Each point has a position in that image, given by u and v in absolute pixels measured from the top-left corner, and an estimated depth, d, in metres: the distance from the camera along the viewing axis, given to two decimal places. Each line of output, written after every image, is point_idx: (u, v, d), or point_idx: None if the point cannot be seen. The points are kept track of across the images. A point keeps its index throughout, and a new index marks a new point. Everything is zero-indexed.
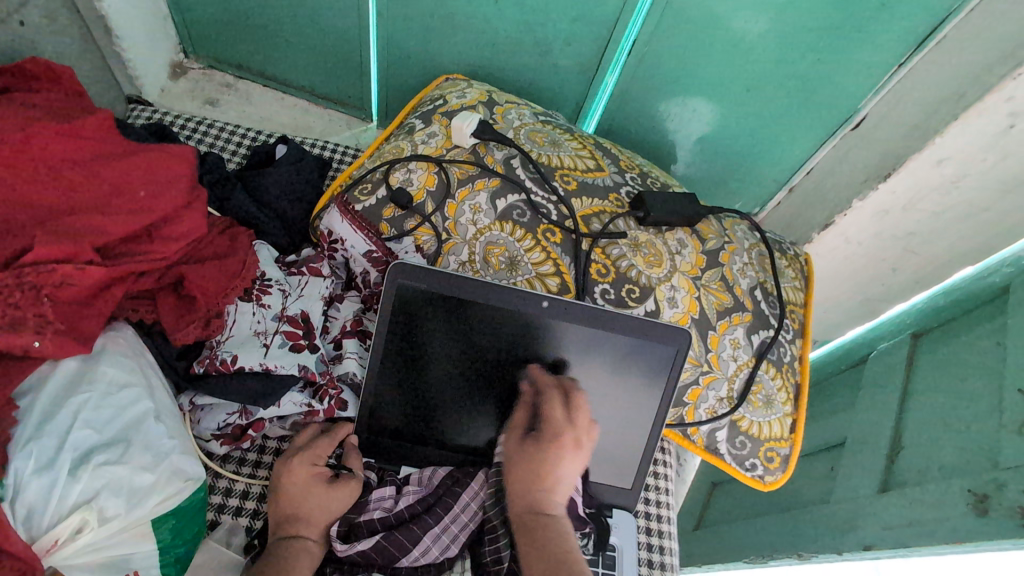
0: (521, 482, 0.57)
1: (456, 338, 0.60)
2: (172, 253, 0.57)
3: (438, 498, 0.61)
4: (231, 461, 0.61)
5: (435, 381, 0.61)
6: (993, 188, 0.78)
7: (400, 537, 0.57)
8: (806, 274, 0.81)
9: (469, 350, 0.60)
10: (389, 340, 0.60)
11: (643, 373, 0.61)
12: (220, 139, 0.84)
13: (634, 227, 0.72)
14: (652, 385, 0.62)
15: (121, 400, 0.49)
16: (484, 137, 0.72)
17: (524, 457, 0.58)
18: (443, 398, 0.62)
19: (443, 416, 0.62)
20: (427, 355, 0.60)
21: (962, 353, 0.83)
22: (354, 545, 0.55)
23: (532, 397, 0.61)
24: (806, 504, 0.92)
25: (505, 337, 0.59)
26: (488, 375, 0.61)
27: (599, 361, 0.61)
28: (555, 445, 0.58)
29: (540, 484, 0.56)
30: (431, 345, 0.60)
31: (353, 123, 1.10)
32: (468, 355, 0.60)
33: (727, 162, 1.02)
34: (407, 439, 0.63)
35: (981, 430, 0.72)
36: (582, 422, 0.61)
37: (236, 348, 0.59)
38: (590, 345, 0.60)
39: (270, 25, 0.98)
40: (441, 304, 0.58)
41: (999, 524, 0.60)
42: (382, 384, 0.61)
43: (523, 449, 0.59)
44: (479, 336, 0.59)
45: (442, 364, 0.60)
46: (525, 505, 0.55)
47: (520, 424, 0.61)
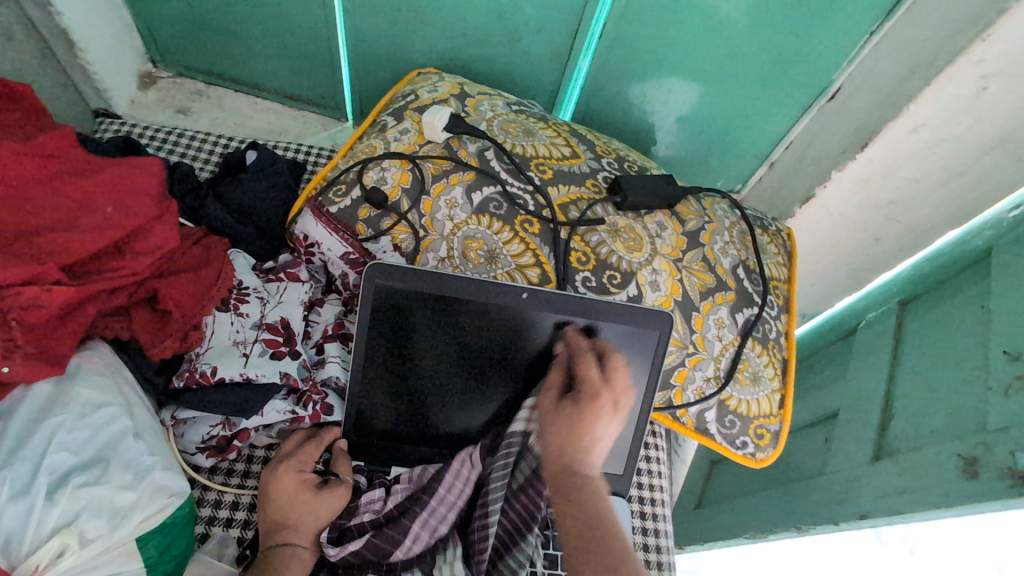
0: (557, 438, 0.55)
1: (444, 334, 0.59)
2: (144, 267, 0.56)
3: (426, 484, 0.60)
4: (219, 472, 0.61)
5: (424, 377, 0.61)
6: (971, 151, 0.79)
7: (390, 533, 0.57)
8: (789, 249, 0.81)
9: (458, 346, 0.60)
10: (375, 339, 0.59)
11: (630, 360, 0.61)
12: (192, 148, 0.82)
13: (612, 212, 0.71)
14: (638, 372, 0.61)
15: (97, 420, 0.48)
16: (456, 131, 0.71)
17: (561, 416, 0.56)
18: (433, 393, 0.62)
19: (433, 411, 0.62)
20: (415, 351, 0.60)
21: (950, 319, 0.83)
22: (344, 547, 0.56)
23: (565, 358, 0.60)
24: (803, 477, 0.93)
25: (494, 331, 0.59)
26: (478, 368, 0.61)
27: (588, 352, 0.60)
28: (594, 407, 0.55)
29: (578, 445, 0.54)
30: (419, 341, 0.60)
31: (328, 124, 1.09)
32: (457, 349, 0.60)
33: (707, 141, 1.01)
34: (396, 437, 0.63)
35: (969, 393, 0.73)
36: (618, 384, 0.58)
37: (215, 360, 0.58)
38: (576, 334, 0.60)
39: (236, 29, 0.96)
40: (427, 301, 0.58)
41: (989, 486, 0.61)
42: (369, 384, 0.60)
43: (559, 409, 0.56)
44: (467, 331, 0.59)
45: (429, 362, 0.60)
46: (559, 464, 0.54)
47: (554, 385, 0.59)
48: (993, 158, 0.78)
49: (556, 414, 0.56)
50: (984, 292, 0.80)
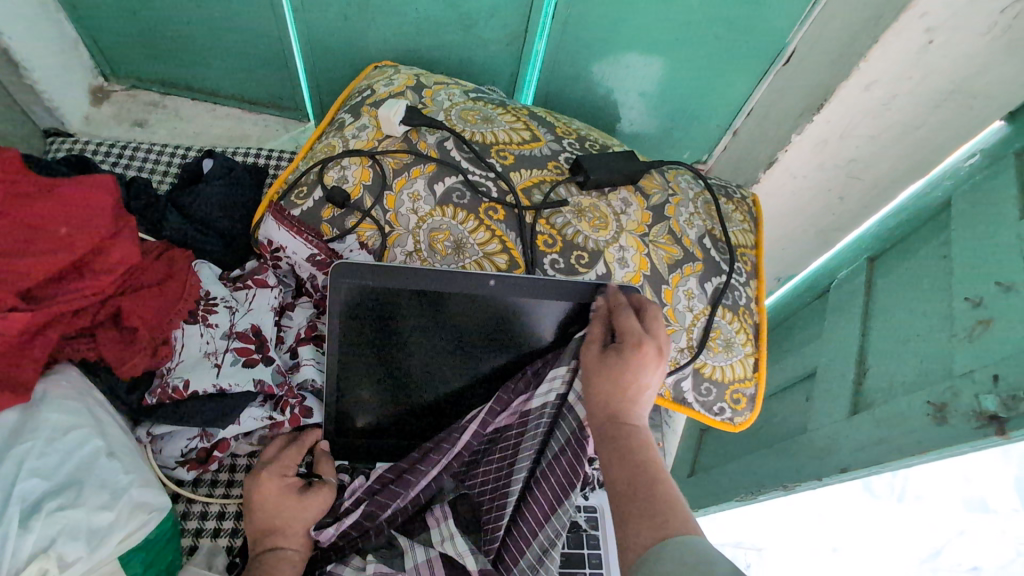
0: (602, 388, 0.54)
1: (423, 322, 0.59)
2: (107, 286, 0.56)
3: (425, 453, 0.62)
4: (203, 485, 0.61)
5: (409, 364, 0.62)
6: (923, 104, 0.81)
7: (381, 498, 0.60)
8: (754, 215, 0.82)
9: (439, 331, 0.60)
10: (362, 332, 0.59)
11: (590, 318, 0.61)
12: (149, 162, 0.81)
13: (575, 192, 0.72)
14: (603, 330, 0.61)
15: (66, 444, 0.47)
16: (413, 123, 0.70)
17: (604, 366, 0.55)
18: (418, 379, 0.63)
19: (418, 396, 0.63)
20: (402, 341, 0.60)
21: (916, 271, 0.86)
22: (343, 521, 0.58)
23: (606, 313, 0.59)
24: (786, 436, 0.95)
25: (477, 313, 0.59)
26: (464, 347, 0.62)
27: (555, 318, 0.61)
28: (637, 357, 0.53)
29: (622, 395, 0.54)
30: (405, 330, 0.60)
31: (290, 125, 1.07)
32: (442, 335, 0.60)
33: (671, 113, 1.02)
34: (379, 432, 0.64)
35: (936, 341, 0.75)
36: (661, 332, 0.56)
37: (187, 373, 0.58)
38: (549, 310, 0.60)
39: (184, 36, 0.93)
40: (412, 294, 0.58)
41: (958, 429, 0.63)
42: (358, 378, 0.61)
43: (604, 359, 0.55)
44: (447, 316, 0.59)
45: (411, 348, 0.61)
46: (606, 414, 0.54)
47: (598, 337, 0.57)
48: (945, 110, 0.81)
49: (597, 361, 0.56)
50: (946, 243, 0.82)
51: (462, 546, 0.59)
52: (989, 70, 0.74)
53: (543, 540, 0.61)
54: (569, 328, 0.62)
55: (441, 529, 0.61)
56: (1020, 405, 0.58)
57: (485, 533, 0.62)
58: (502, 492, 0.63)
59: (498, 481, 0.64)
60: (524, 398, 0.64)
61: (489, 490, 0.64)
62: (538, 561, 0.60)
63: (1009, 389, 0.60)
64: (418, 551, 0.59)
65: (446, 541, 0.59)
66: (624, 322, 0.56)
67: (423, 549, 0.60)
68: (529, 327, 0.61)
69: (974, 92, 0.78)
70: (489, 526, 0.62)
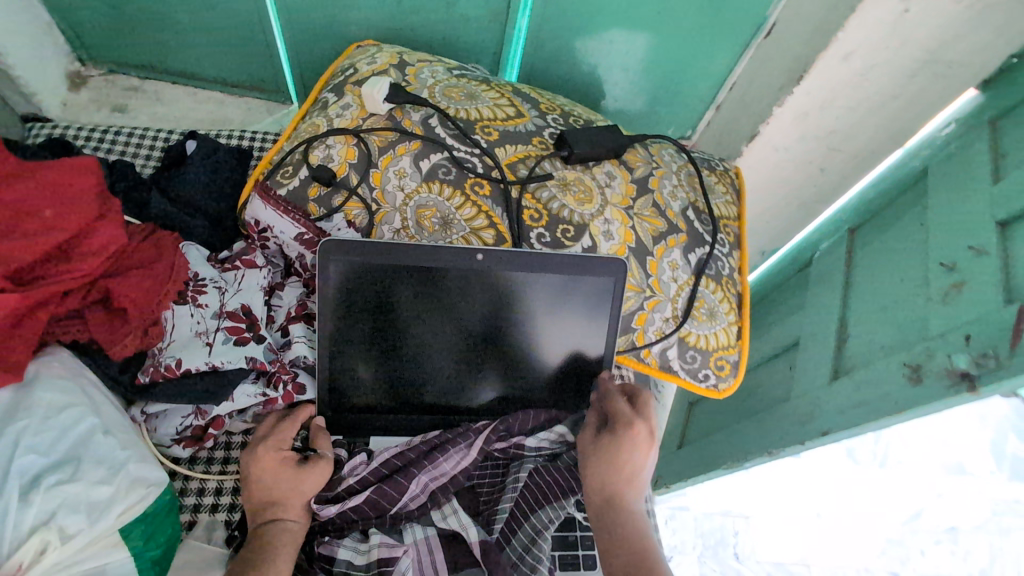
0: (597, 475, 0.59)
1: (417, 305, 0.61)
2: (95, 268, 0.56)
3: (443, 440, 0.64)
4: (199, 462, 0.61)
5: (409, 347, 0.63)
6: (899, 74, 0.83)
7: (387, 488, 0.61)
8: (737, 187, 0.84)
9: (435, 318, 0.62)
10: (361, 314, 0.60)
11: (587, 309, 0.63)
12: (131, 145, 0.80)
13: (560, 167, 0.72)
14: (598, 312, 0.64)
15: (62, 421, 0.48)
16: (398, 101, 0.70)
17: (597, 453, 0.60)
18: (419, 363, 0.64)
19: (419, 380, 0.65)
20: (401, 322, 0.62)
21: (895, 240, 0.88)
22: (344, 502, 0.60)
23: (598, 400, 0.65)
24: (771, 404, 0.97)
25: (474, 299, 0.61)
26: (464, 340, 0.64)
27: (556, 319, 0.63)
28: (630, 442, 0.59)
29: (617, 479, 0.58)
30: (404, 311, 0.61)
31: (273, 108, 1.06)
32: (445, 321, 0.62)
33: (655, 89, 1.02)
34: (378, 410, 0.65)
35: (913, 306, 0.77)
36: (650, 416, 0.61)
37: (179, 352, 0.58)
38: (557, 294, 0.62)
39: (161, 18, 0.91)
40: (413, 274, 0.59)
41: (933, 388, 0.65)
42: (356, 357, 0.62)
43: (597, 446, 0.60)
44: (441, 301, 0.61)
45: (406, 334, 0.62)
46: (601, 499, 0.59)
47: (591, 424, 0.63)
48: (922, 80, 0.83)
49: (591, 445, 0.61)
50: (922, 212, 0.85)
51: (465, 519, 0.61)
52: (962, 38, 0.77)
53: (535, 522, 0.62)
54: (574, 350, 0.66)
55: (442, 508, 0.62)
56: (991, 363, 0.60)
57: (484, 516, 0.64)
58: (500, 485, 0.66)
59: (495, 481, 0.66)
60: (521, 436, 0.66)
61: (488, 482, 0.66)
62: (529, 544, 0.60)
63: (981, 348, 0.62)
64: (417, 529, 0.61)
65: (449, 517, 0.61)
66: (616, 410, 0.61)
67: (422, 528, 0.61)
68: (535, 337, 0.64)
69: (948, 61, 0.81)
70: (486, 510, 0.64)
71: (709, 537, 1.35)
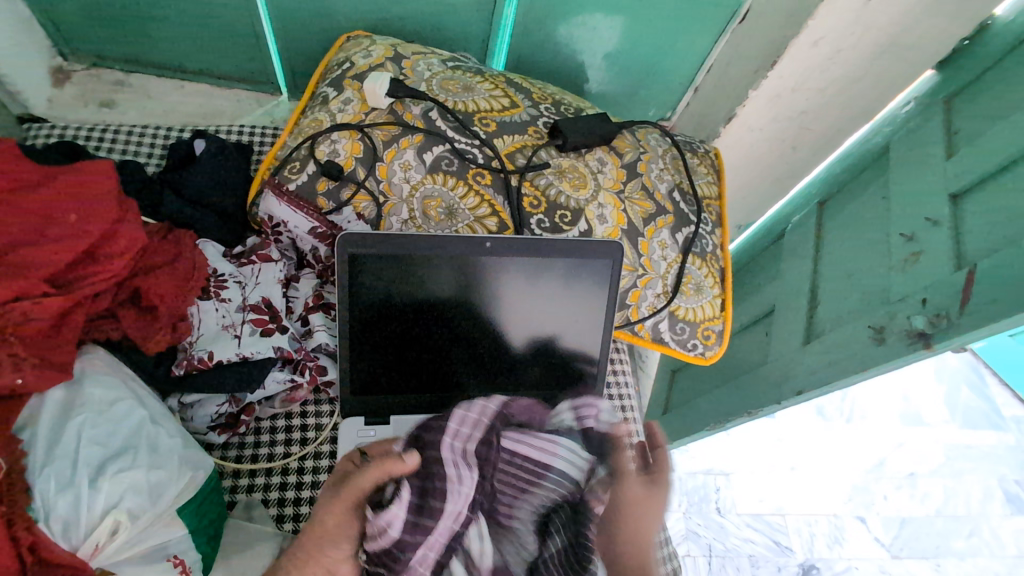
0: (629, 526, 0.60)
1: (415, 292, 0.65)
2: (121, 269, 0.58)
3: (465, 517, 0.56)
4: (232, 448, 0.65)
5: (400, 333, 0.66)
6: (863, 58, 0.90)
7: None
8: (717, 168, 0.89)
9: (431, 304, 0.66)
10: (353, 302, 0.64)
11: (561, 266, 0.66)
12: (132, 143, 0.81)
13: (556, 155, 0.76)
14: (571, 271, 0.67)
15: (115, 415, 0.51)
16: (398, 95, 0.73)
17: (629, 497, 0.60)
18: (411, 348, 0.67)
19: (413, 364, 0.68)
20: (391, 307, 0.65)
21: (860, 213, 0.96)
22: None
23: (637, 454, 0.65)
24: (749, 368, 1.05)
25: (465, 287, 0.65)
26: (458, 327, 0.67)
27: (529, 281, 0.66)
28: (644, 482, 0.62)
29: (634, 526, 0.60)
30: (393, 298, 0.64)
31: (262, 100, 1.06)
32: (431, 305, 0.66)
33: (637, 73, 1.06)
34: (375, 395, 0.67)
35: (877, 273, 0.85)
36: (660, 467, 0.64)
37: (210, 345, 0.62)
38: (536, 271, 0.66)
39: (146, 14, 0.91)
40: (398, 262, 0.63)
41: (894, 347, 0.73)
42: (351, 344, 0.65)
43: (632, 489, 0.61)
44: (437, 287, 0.65)
45: (405, 320, 0.66)
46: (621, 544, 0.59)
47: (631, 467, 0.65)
48: (883, 62, 0.90)
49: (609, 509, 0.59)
50: (885, 187, 0.92)
51: None
52: (920, 24, 0.84)
53: None
54: (556, 322, 0.69)
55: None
56: (943, 322, 0.68)
57: None
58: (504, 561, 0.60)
59: None
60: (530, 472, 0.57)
61: None
62: None
63: (935, 309, 0.70)
64: None
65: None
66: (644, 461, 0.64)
67: None
68: (511, 302, 0.67)
69: (907, 45, 0.87)
70: None
71: (693, 494, 1.44)
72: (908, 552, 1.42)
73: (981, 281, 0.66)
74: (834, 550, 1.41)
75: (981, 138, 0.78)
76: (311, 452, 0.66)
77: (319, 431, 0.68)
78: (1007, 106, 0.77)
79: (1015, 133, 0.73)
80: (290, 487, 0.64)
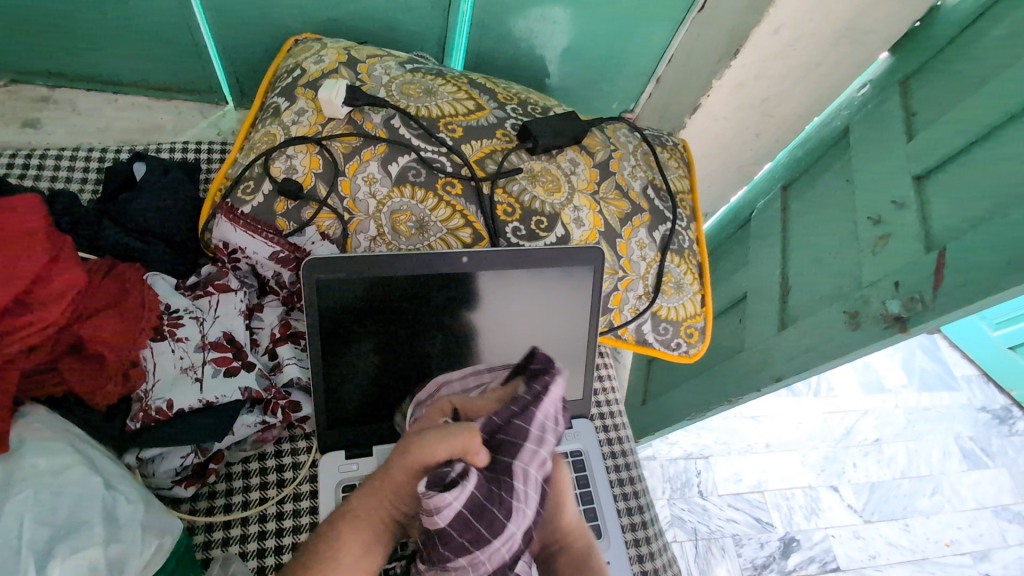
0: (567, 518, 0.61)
1: (398, 327, 0.62)
2: (60, 314, 0.52)
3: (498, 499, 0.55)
4: (202, 498, 0.60)
5: (380, 344, 0.62)
6: (823, 43, 0.90)
7: (441, 550, 0.53)
8: (686, 160, 0.88)
9: (412, 326, 0.62)
10: (325, 325, 0.59)
11: (525, 267, 0.63)
12: (62, 167, 0.74)
13: (527, 158, 0.73)
14: (537, 274, 0.63)
15: (63, 485, 0.45)
16: (357, 103, 0.68)
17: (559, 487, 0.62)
18: (396, 355, 0.62)
19: (400, 371, 0.63)
20: (366, 322, 0.61)
21: (826, 196, 0.96)
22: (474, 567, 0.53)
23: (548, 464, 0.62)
24: (724, 356, 1.05)
25: (433, 284, 0.61)
26: (436, 322, 0.63)
27: (499, 280, 0.63)
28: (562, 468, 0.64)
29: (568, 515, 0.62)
30: (366, 311, 0.60)
31: (207, 110, 0.99)
32: (405, 308, 0.61)
33: (599, 66, 1.04)
34: (367, 418, 0.63)
35: (848, 257, 0.85)
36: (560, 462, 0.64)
37: (168, 392, 0.56)
38: (506, 265, 0.62)
39: (66, 24, 0.82)
40: (362, 277, 0.59)
41: (870, 331, 0.73)
42: (330, 368, 0.61)
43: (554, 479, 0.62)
44: (422, 325, 0.62)
45: (385, 353, 0.62)
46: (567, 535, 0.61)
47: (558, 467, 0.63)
48: (841, 46, 0.91)
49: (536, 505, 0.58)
50: (848, 169, 0.93)
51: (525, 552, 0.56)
52: (876, 8, 0.85)
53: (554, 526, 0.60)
54: (535, 320, 0.65)
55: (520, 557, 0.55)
56: (918, 306, 0.68)
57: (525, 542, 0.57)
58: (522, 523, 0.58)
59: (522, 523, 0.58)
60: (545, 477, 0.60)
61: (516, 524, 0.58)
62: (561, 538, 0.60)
63: (908, 293, 0.70)
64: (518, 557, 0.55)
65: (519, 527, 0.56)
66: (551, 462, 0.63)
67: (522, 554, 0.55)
68: (482, 299, 0.63)
69: (864, 29, 0.88)
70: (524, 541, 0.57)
71: (675, 480, 1.46)
72: (879, 515, 1.48)
73: (951, 263, 0.66)
74: (811, 521, 1.45)
75: (941, 120, 0.79)
76: (290, 494, 0.62)
77: (297, 470, 0.64)
78: (966, 85, 0.78)
79: (975, 114, 0.74)
80: (270, 535, 0.60)
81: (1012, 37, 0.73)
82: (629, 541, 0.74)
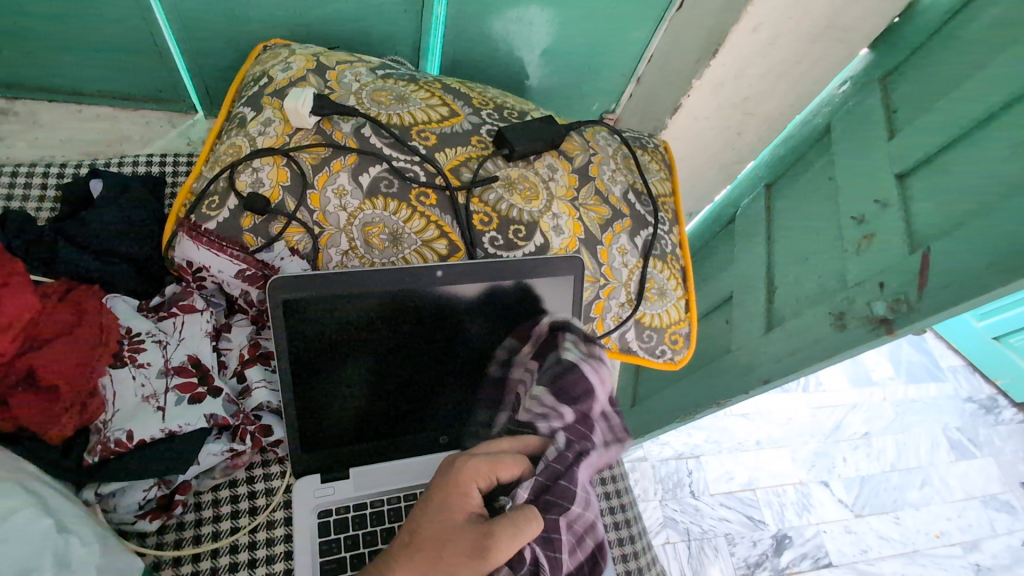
0: None
1: (387, 347, 0.60)
2: (12, 345, 0.50)
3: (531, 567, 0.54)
4: (170, 530, 0.58)
5: (364, 364, 0.60)
6: (802, 40, 0.89)
7: None
8: (668, 162, 0.86)
9: (400, 346, 0.60)
10: (302, 345, 0.57)
11: (513, 277, 0.61)
12: (19, 184, 0.72)
13: (503, 165, 0.72)
14: (522, 284, 0.61)
15: (12, 528, 0.43)
16: (324, 112, 0.66)
17: None
18: (384, 375, 0.61)
19: (388, 391, 0.62)
20: (348, 342, 0.58)
21: (809, 195, 0.95)
22: None
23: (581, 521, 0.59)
24: (712, 358, 1.04)
25: (420, 303, 0.59)
26: (426, 342, 0.61)
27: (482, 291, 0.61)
28: None
29: None
30: (349, 331, 0.58)
31: (176, 119, 0.96)
32: (392, 328, 0.59)
33: (579, 67, 1.02)
34: (350, 437, 0.62)
35: (832, 257, 0.84)
36: None
37: (128, 422, 0.54)
38: (485, 277, 0.60)
39: (21, 33, 0.79)
40: (338, 295, 0.56)
41: (855, 333, 0.72)
42: (308, 387, 0.59)
43: None
44: (413, 348, 0.61)
45: (372, 374, 0.60)
46: None
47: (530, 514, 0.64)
48: (821, 43, 0.90)
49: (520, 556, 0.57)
50: (830, 168, 0.92)
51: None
52: (855, 5, 0.84)
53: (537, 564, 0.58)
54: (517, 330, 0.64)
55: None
56: (903, 307, 0.67)
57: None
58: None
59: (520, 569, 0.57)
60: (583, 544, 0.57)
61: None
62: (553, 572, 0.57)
63: (893, 294, 0.69)
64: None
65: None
66: None
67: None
68: (464, 313, 0.61)
69: (843, 26, 0.87)
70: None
71: (666, 481, 1.45)
72: (870, 509, 1.48)
73: (933, 264, 0.65)
74: (803, 517, 1.44)
75: (922, 117, 0.78)
76: (263, 522, 0.60)
77: (269, 496, 0.62)
78: (945, 82, 0.77)
79: (955, 112, 0.73)
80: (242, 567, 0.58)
81: (991, 33, 0.73)
82: (617, 556, 0.72)
